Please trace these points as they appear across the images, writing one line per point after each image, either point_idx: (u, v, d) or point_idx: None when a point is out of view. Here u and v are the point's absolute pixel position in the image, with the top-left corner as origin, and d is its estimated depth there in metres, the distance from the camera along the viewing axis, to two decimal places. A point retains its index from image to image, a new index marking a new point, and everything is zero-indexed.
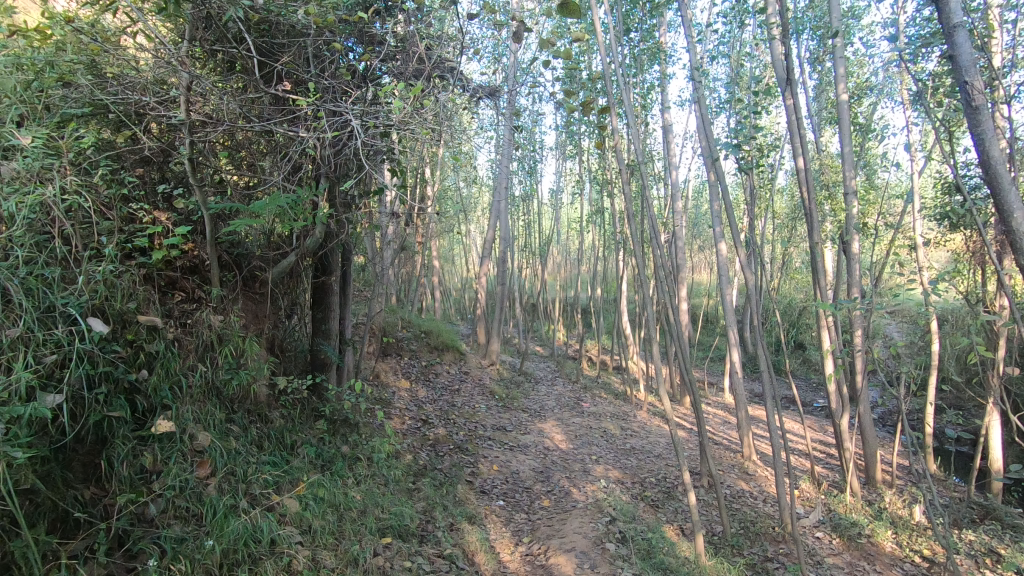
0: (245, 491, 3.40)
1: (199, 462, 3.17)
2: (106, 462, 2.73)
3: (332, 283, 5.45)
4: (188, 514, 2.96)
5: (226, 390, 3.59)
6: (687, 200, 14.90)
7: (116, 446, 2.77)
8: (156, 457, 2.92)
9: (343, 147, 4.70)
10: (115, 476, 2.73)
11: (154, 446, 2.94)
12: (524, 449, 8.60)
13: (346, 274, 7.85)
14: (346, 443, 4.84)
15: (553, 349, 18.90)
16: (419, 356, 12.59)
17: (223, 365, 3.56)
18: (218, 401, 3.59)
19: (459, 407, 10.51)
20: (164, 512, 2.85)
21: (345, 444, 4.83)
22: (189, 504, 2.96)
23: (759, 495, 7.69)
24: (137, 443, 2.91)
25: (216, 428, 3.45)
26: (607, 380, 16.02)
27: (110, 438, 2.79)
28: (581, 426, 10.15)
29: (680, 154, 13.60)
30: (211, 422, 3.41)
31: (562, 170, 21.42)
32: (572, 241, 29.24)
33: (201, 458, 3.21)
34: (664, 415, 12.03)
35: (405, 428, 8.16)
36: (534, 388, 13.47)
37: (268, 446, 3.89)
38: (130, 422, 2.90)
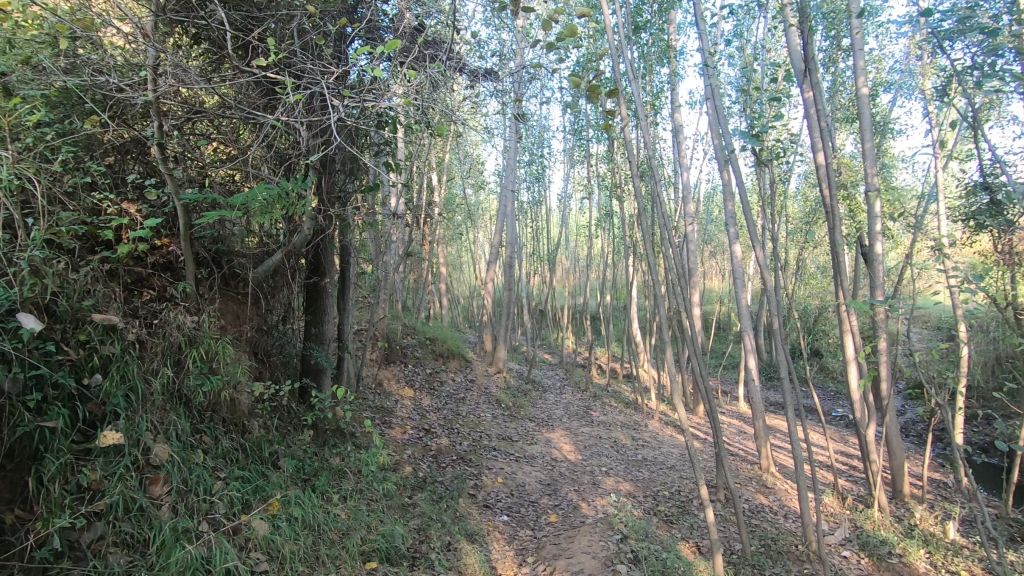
0: (209, 512, 3.08)
1: (152, 479, 2.88)
2: (35, 479, 2.43)
3: (326, 284, 5.40)
4: (131, 542, 2.66)
5: (196, 398, 3.29)
6: (699, 204, 14.55)
7: (47, 462, 2.47)
8: (97, 474, 2.63)
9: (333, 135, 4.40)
10: (44, 497, 2.43)
11: (97, 462, 2.65)
12: (531, 459, 8.24)
13: (347, 283, 7.74)
14: (334, 455, 4.53)
15: (561, 357, 18.53)
16: (424, 363, 12.30)
17: (194, 369, 3.26)
18: (187, 410, 3.29)
19: (464, 416, 10.17)
20: (100, 538, 2.57)
21: (334, 457, 4.51)
22: (133, 530, 2.67)
23: (779, 510, 7.27)
24: (76, 458, 2.62)
25: (180, 441, 3.13)
26: (617, 388, 15.61)
27: (42, 453, 2.48)
28: (591, 436, 9.77)
29: (691, 156, 13.27)
30: (174, 433, 3.10)
31: (570, 176, 21.19)
32: (581, 249, 28.96)
33: (156, 474, 2.92)
34: (676, 424, 11.61)
35: (405, 438, 7.84)
36: (541, 397, 13.11)
37: (242, 459, 3.58)
38: (71, 434, 2.60)
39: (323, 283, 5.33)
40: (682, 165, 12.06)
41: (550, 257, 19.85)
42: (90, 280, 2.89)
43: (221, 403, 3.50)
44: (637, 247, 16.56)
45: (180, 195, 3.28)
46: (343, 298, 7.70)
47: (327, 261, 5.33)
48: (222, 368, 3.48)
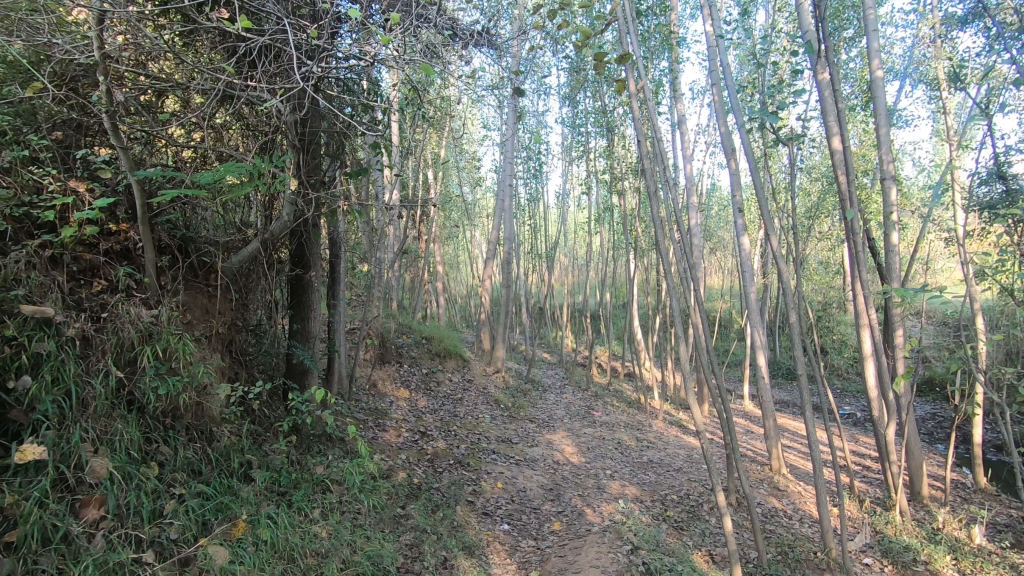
0: (159, 536, 2.70)
1: (84, 501, 2.50)
2: None
3: (312, 278, 5.06)
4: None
5: (150, 403, 2.93)
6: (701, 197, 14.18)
7: None
8: (11, 496, 2.25)
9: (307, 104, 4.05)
10: None
11: (12, 482, 2.30)
12: (532, 463, 7.85)
13: (338, 288, 7.45)
14: (316, 463, 4.16)
15: (561, 356, 18.14)
16: (420, 363, 11.90)
17: (150, 369, 2.91)
18: (141, 415, 2.94)
19: (462, 418, 9.78)
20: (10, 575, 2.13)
21: (318, 465, 4.13)
22: (52, 564, 2.25)
23: (794, 515, 6.91)
24: None
25: (127, 454, 2.78)
26: (619, 387, 15.22)
27: None
28: (593, 437, 9.40)
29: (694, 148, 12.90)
30: (120, 444, 2.75)
31: (568, 172, 20.86)
32: (580, 247, 28.61)
33: (91, 495, 2.54)
34: (681, 424, 11.24)
35: (400, 442, 7.45)
36: (542, 397, 12.73)
37: (205, 472, 3.21)
38: None
39: (309, 280, 5.03)
40: (684, 158, 11.70)
41: (548, 255, 19.48)
42: (24, 268, 2.59)
43: (188, 406, 3.13)
44: (639, 243, 16.21)
45: (134, 171, 2.91)
46: (332, 305, 7.38)
47: (314, 256, 5.05)
48: (186, 368, 3.11)
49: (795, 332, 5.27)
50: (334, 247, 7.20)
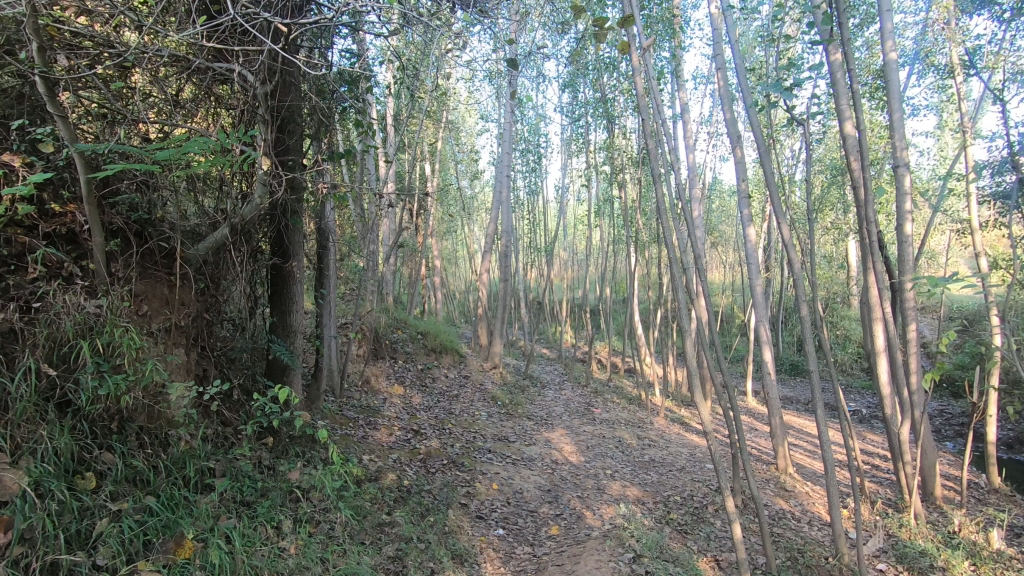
0: (81, 563, 2.37)
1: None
2: None
3: (295, 270, 4.76)
4: None
5: (89, 405, 2.67)
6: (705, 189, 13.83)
7: None
8: None
9: (275, 69, 3.81)
10: None
11: None
12: (529, 462, 7.55)
13: (327, 282, 7.16)
14: (291, 467, 3.86)
15: (560, 351, 17.82)
16: (415, 359, 11.60)
17: (88, 365, 2.66)
18: (80, 417, 2.69)
19: (458, 415, 9.49)
20: None
21: (293, 470, 3.82)
22: None
23: (802, 517, 6.61)
24: None
25: (57, 463, 2.52)
26: (620, 383, 14.92)
27: None
28: (593, 435, 9.09)
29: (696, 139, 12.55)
30: (51, 451, 2.51)
31: (567, 166, 20.52)
32: (580, 242, 28.26)
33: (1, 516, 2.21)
34: (683, 421, 10.94)
35: (391, 441, 7.15)
36: (540, 393, 12.42)
37: (155, 481, 2.91)
38: None
39: (290, 271, 4.73)
40: (688, 147, 11.34)
41: (547, 249, 19.16)
42: None
43: (139, 405, 2.88)
44: (641, 236, 15.87)
45: (74, 142, 2.63)
46: (321, 300, 7.08)
47: (296, 245, 4.74)
48: (133, 365, 2.85)
49: (807, 325, 4.95)
50: (322, 239, 6.89)
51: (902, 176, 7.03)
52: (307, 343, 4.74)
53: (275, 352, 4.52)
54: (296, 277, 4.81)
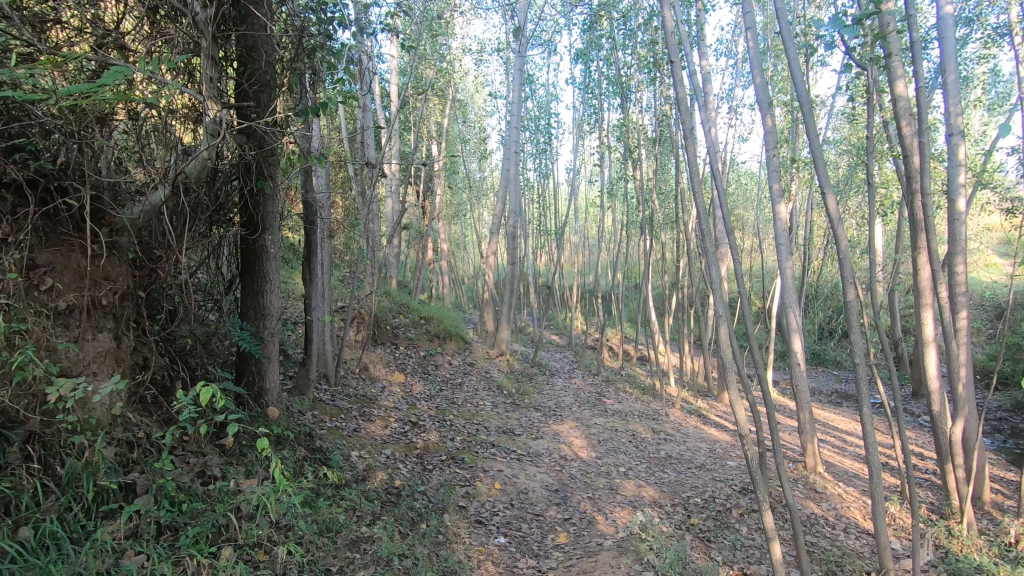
0: None
1: None
2: None
3: (268, 244, 4.15)
4: None
5: None
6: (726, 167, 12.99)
7: None
8: None
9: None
10: None
11: None
12: (535, 458, 6.96)
13: (315, 259, 6.58)
14: (250, 473, 3.27)
15: (571, 338, 17.21)
16: (416, 344, 11.05)
17: None
18: None
19: (460, 405, 8.93)
20: None
21: (252, 477, 3.25)
22: None
23: (836, 523, 5.98)
24: None
25: None
26: (632, 372, 14.32)
27: None
28: (604, 428, 8.49)
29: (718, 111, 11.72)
30: None
31: (580, 145, 19.71)
32: (592, 225, 27.48)
33: None
34: (700, 413, 10.30)
35: (386, 434, 6.60)
36: (549, 382, 11.84)
37: (39, 507, 2.32)
38: None
39: (262, 244, 4.10)
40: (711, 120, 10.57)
41: (557, 232, 18.51)
42: None
43: (15, 405, 2.35)
44: (656, 218, 15.14)
45: None
46: (310, 281, 6.51)
47: (270, 214, 4.12)
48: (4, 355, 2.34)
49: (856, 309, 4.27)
50: (309, 215, 6.28)
51: (957, 145, 6.23)
52: (283, 329, 4.14)
53: (235, 338, 3.94)
54: (270, 252, 4.18)
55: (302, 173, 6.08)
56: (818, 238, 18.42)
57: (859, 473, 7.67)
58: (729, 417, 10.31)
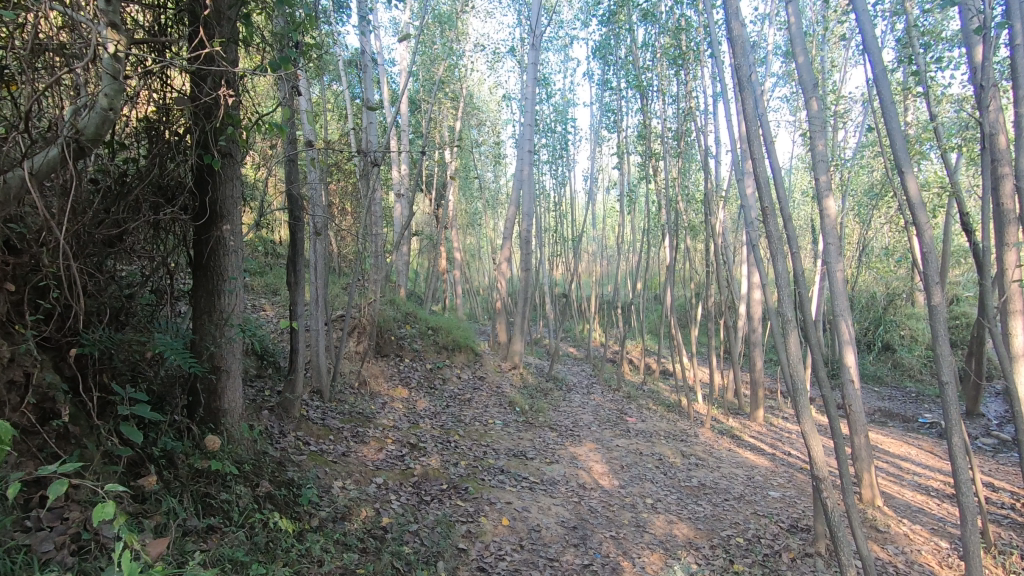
0: None
1: None
2: None
3: (224, 236, 3.47)
4: None
5: None
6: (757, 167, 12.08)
7: None
8: None
9: None
10: None
11: None
12: (550, 488, 6.09)
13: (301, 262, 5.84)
14: (161, 531, 2.53)
15: (589, 350, 16.32)
16: (422, 356, 10.29)
17: None
18: None
19: (468, 424, 8.11)
20: None
21: (164, 537, 2.50)
22: None
23: (909, 573, 5.01)
24: None
25: None
26: (655, 387, 13.37)
27: None
28: (628, 451, 7.59)
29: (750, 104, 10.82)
30: None
31: (598, 150, 18.94)
32: (610, 234, 26.59)
33: None
34: (734, 434, 9.33)
35: (379, 459, 5.81)
36: (566, 398, 10.96)
37: None
38: None
39: (219, 235, 3.45)
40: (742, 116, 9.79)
41: (573, 239, 17.71)
42: None
43: None
44: (680, 223, 14.28)
45: None
46: (295, 284, 5.83)
47: (228, 201, 3.48)
48: None
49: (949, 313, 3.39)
50: (294, 211, 5.60)
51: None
52: (245, 340, 3.49)
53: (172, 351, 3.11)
54: (230, 244, 3.53)
55: (286, 162, 5.41)
56: (852, 245, 17.33)
57: (924, 507, 6.65)
58: (765, 438, 9.33)
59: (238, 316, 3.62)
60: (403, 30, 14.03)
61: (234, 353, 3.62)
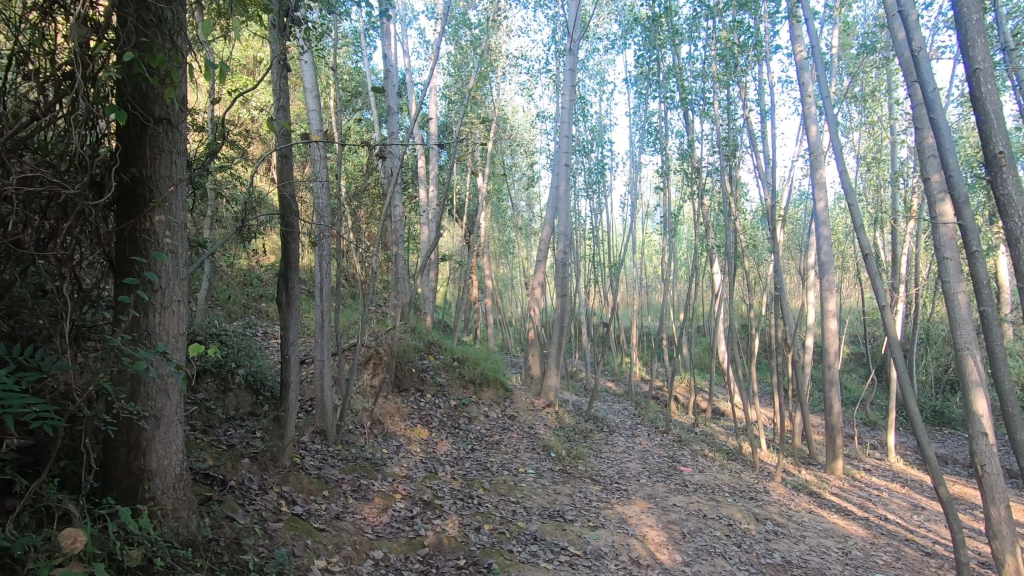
0: None
1: None
2: None
3: (144, 227, 2.59)
4: None
5: None
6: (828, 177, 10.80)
7: None
8: None
9: None
10: None
11: None
12: (596, 564, 4.81)
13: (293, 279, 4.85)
14: None
15: (630, 386, 14.89)
16: (446, 391, 9.19)
17: None
18: None
19: (495, 474, 6.91)
20: None
21: None
22: None
23: None
24: None
25: None
26: (708, 429, 11.86)
27: None
28: (687, 513, 6.24)
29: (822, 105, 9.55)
30: None
31: (638, 171, 17.88)
32: (650, 263, 25.15)
33: None
34: (811, 490, 7.83)
35: (383, 522, 4.70)
36: (608, 441, 9.65)
37: None
38: None
39: (146, 228, 2.58)
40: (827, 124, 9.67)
41: (611, 266, 16.58)
42: None
43: None
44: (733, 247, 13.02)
45: None
46: (287, 304, 4.82)
47: (161, 181, 2.62)
48: None
49: None
50: (287, 216, 4.66)
51: None
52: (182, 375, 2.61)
53: (53, 374, 2.25)
54: (166, 241, 2.67)
55: (279, 157, 4.54)
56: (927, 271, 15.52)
57: None
58: (852, 496, 7.79)
59: (181, 339, 2.77)
60: (434, 46, 13.53)
61: (172, 393, 2.75)
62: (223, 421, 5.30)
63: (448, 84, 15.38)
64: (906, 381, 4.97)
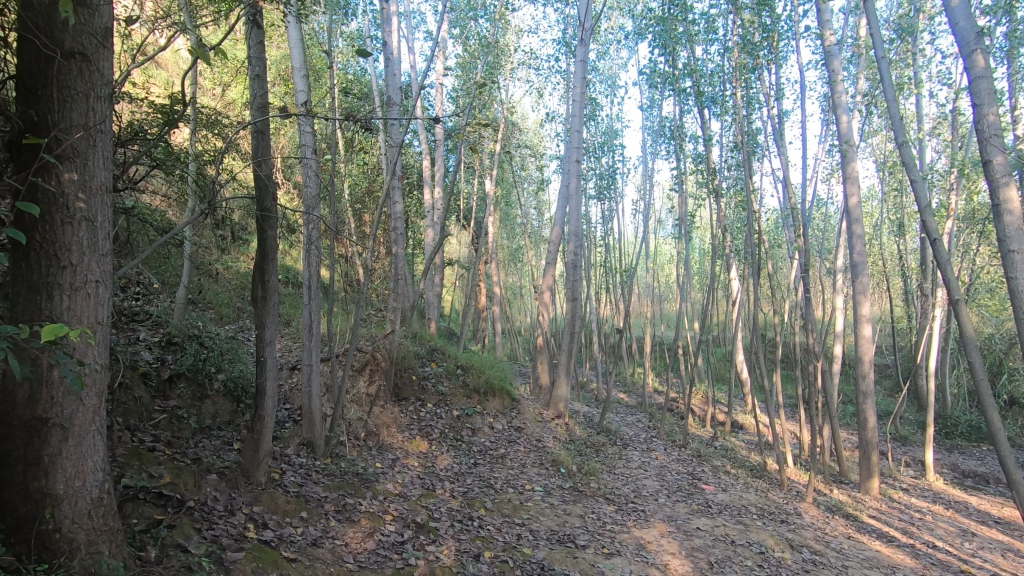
0: None
1: None
2: None
3: (44, 184, 2.07)
4: None
5: None
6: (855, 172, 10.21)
7: None
8: None
9: None
10: None
11: None
12: None
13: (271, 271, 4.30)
14: None
15: (643, 398, 14.18)
16: (449, 401, 8.60)
17: None
18: None
19: (500, 492, 6.29)
20: None
21: None
22: None
23: None
24: None
25: None
26: (728, 444, 11.13)
27: None
28: (715, 538, 5.58)
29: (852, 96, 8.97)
30: None
31: (651, 174, 17.31)
32: (664, 272, 24.42)
33: None
34: (846, 511, 7.14)
35: (368, 549, 4.11)
36: (622, 456, 8.99)
37: None
38: None
39: (49, 188, 2.08)
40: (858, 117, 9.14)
41: (623, 273, 15.95)
42: None
43: None
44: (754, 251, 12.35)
45: None
46: (263, 300, 4.24)
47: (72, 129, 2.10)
48: None
49: None
50: (262, 199, 4.10)
51: None
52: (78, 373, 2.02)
53: None
54: (78, 207, 2.15)
55: (257, 133, 4.06)
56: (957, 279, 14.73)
57: None
58: (892, 519, 7.07)
59: (100, 329, 2.23)
60: (440, 45, 13.14)
61: (85, 397, 2.21)
62: (196, 431, 4.79)
63: (455, 86, 14.95)
64: (990, 393, 4.24)
